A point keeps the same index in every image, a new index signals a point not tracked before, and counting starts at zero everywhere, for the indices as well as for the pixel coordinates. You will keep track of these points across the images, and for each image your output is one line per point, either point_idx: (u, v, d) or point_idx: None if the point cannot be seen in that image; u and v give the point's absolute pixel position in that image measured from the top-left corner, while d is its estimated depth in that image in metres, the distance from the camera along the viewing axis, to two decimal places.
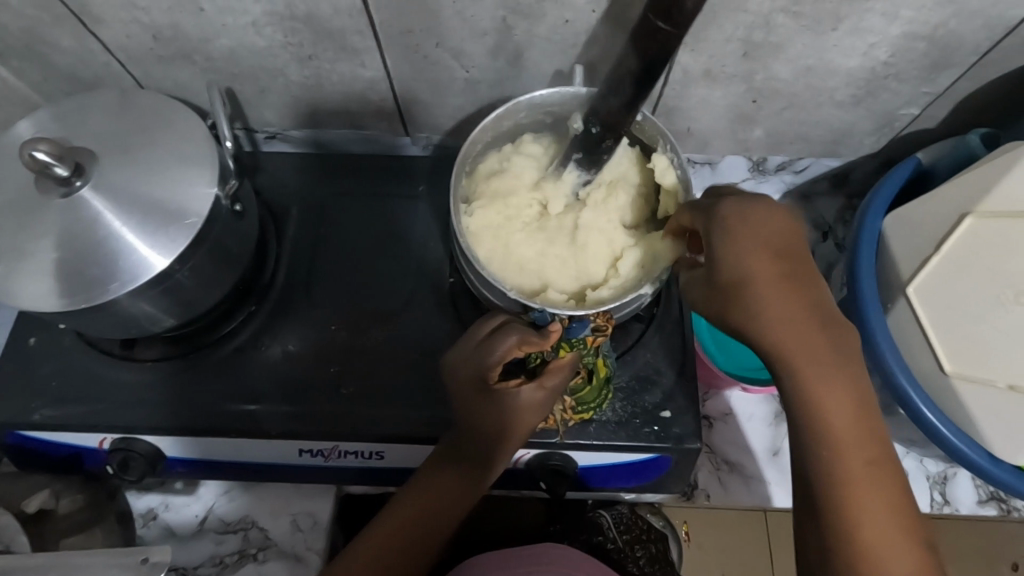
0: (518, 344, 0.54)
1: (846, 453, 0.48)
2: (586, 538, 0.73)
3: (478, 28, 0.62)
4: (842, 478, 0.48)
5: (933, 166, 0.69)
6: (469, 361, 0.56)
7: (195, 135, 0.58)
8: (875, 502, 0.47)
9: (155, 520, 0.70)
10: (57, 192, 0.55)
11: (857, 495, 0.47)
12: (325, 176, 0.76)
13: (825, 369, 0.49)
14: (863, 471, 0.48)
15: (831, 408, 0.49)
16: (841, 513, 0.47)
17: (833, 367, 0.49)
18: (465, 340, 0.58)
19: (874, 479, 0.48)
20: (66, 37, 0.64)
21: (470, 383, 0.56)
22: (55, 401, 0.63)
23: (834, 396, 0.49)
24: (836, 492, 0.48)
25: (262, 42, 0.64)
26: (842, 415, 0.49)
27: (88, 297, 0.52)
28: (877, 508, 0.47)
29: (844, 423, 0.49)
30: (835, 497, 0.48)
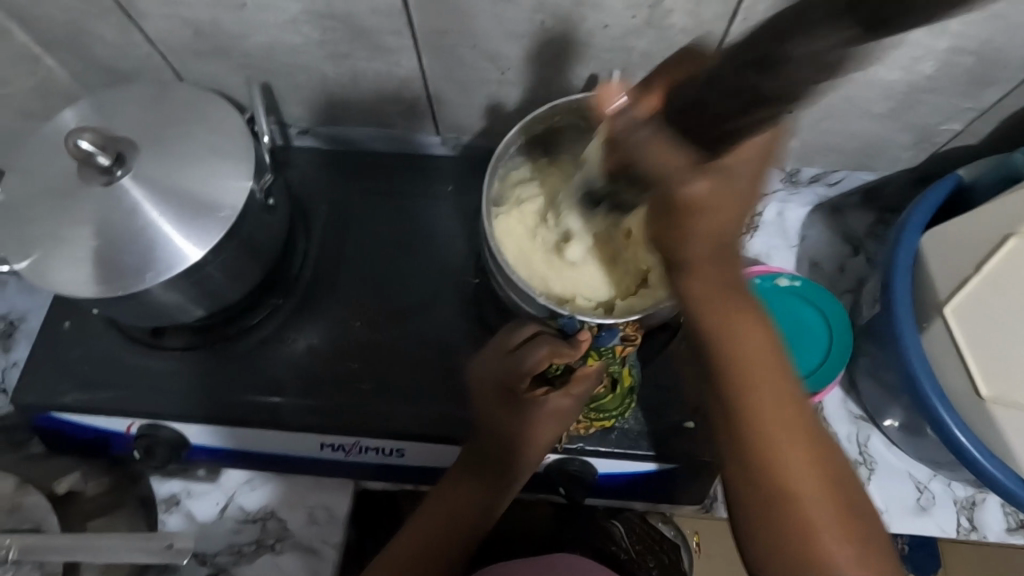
0: (548, 356, 0.54)
1: (788, 462, 0.45)
2: (596, 543, 0.73)
3: (514, 31, 0.62)
4: (785, 487, 0.45)
5: (973, 183, 0.67)
6: (497, 372, 0.58)
7: (232, 130, 0.58)
8: (822, 506, 0.45)
9: (178, 505, 0.71)
10: (99, 180, 0.56)
11: (802, 504, 0.44)
12: (354, 173, 0.76)
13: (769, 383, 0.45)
14: (806, 474, 0.45)
15: (769, 421, 0.45)
16: (796, 526, 0.44)
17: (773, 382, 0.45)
18: (489, 352, 0.59)
19: (819, 488, 0.45)
20: (110, 30, 0.66)
21: (497, 393, 0.57)
22: (85, 385, 0.64)
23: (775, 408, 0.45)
24: (777, 500, 0.45)
25: (299, 40, 0.65)
26: (784, 431, 0.45)
27: (123, 286, 0.53)
28: (819, 508, 0.45)
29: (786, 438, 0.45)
30: (777, 502, 0.45)
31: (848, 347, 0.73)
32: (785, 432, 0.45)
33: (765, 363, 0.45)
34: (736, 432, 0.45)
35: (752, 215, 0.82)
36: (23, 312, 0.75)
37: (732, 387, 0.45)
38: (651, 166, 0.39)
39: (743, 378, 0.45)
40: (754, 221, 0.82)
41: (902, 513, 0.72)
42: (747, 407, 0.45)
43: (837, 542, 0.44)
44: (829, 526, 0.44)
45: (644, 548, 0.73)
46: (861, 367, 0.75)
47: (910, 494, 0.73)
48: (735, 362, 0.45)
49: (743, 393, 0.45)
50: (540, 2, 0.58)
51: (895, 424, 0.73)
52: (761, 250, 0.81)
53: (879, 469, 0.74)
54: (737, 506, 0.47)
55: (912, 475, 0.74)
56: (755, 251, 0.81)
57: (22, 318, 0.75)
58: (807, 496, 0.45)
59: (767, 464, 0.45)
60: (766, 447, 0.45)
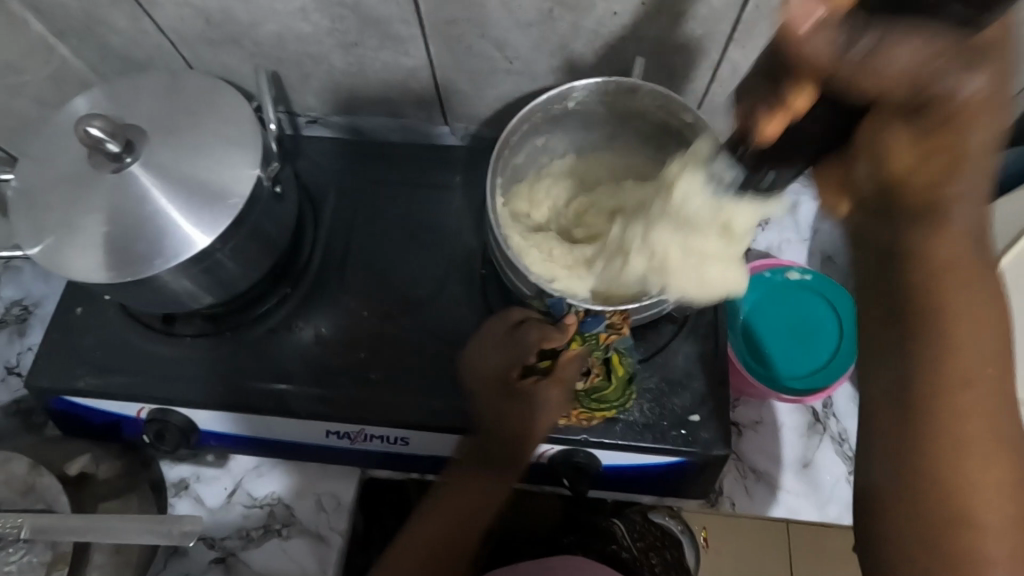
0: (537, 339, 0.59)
1: (963, 435, 0.41)
2: (600, 545, 0.72)
3: (523, 19, 0.61)
4: (941, 418, 0.41)
5: None
6: (479, 366, 0.62)
7: (242, 118, 0.59)
8: (992, 458, 0.40)
9: (187, 490, 0.72)
10: (109, 167, 0.56)
11: (967, 478, 0.41)
12: (364, 163, 0.76)
13: (972, 326, 0.41)
14: (980, 438, 0.41)
15: (970, 390, 0.41)
16: (954, 509, 0.41)
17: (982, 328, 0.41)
18: (479, 348, 0.63)
19: (983, 425, 0.41)
20: (122, 18, 0.66)
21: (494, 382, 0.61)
22: (97, 370, 0.65)
23: (978, 352, 0.41)
24: (940, 492, 0.41)
25: (308, 28, 0.65)
26: (980, 394, 0.41)
27: (135, 272, 0.54)
28: (989, 490, 0.40)
29: (978, 414, 0.41)
30: (939, 494, 0.41)
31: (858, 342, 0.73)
32: (974, 407, 0.41)
33: (975, 341, 0.41)
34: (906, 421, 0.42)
35: None
36: (39, 298, 0.76)
37: (921, 374, 0.41)
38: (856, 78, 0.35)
39: (935, 369, 0.41)
40: (766, 215, 0.81)
41: None
42: (959, 381, 0.41)
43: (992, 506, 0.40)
44: (988, 497, 0.40)
45: (647, 546, 0.73)
46: None
47: None
48: (937, 368, 0.41)
49: (939, 368, 0.41)
50: None
51: None
52: (771, 244, 0.81)
53: None
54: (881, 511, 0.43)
55: None
56: (765, 245, 0.81)
57: (38, 304, 0.76)
58: (975, 445, 0.40)
59: (943, 448, 0.41)
60: (917, 434, 0.41)
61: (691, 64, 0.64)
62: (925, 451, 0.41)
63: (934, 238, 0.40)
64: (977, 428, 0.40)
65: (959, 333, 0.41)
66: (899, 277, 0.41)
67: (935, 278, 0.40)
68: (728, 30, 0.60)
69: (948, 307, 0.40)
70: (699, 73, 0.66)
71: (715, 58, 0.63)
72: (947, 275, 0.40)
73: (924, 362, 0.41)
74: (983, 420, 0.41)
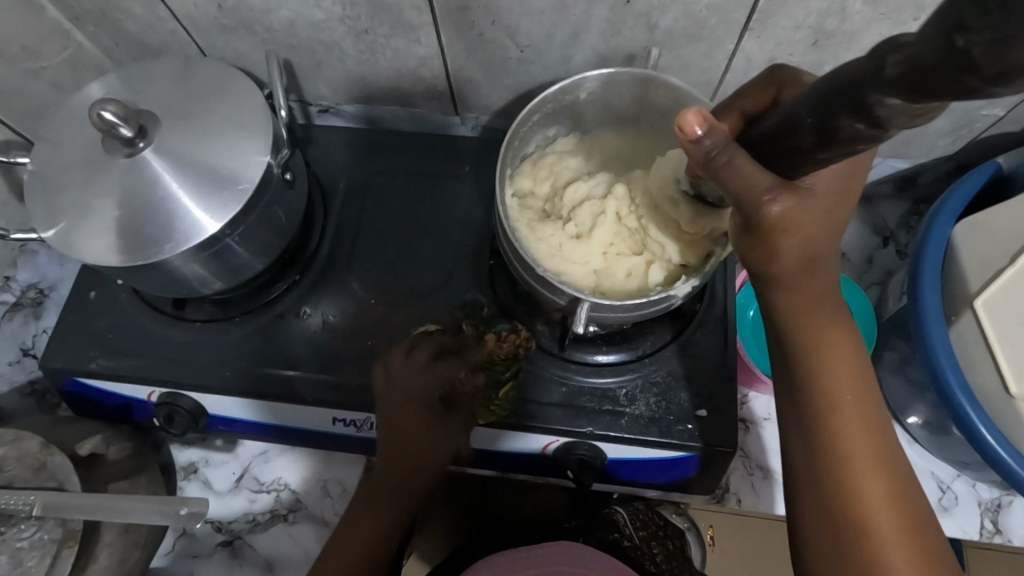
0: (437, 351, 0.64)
1: (852, 462, 0.47)
2: (600, 533, 0.69)
3: (534, 7, 0.60)
4: (840, 454, 0.47)
5: (1014, 172, 0.64)
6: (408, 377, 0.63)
7: (253, 104, 0.59)
8: (871, 474, 0.47)
9: (196, 473, 0.73)
10: (122, 152, 0.57)
11: (861, 491, 0.46)
12: (373, 152, 0.76)
13: (841, 361, 0.48)
14: (864, 457, 0.47)
15: (845, 416, 0.47)
16: (857, 526, 0.46)
17: (849, 364, 0.48)
18: (399, 357, 0.64)
19: (869, 451, 0.47)
20: (138, 5, 0.67)
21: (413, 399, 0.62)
22: (110, 352, 0.66)
23: (845, 383, 0.48)
24: (840, 504, 0.46)
25: (320, 15, 0.65)
26: (855, 419, 0.47)
27: (145, 255, 0.54)
28: (880, 508, 0.46)
29: (860, 442, 0.47)
30: (840, 512, 0.46)
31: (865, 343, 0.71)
32: (858, 438, 0.47)
33: (848, 383, 0.48)
34: (811, 450, 0.48)
35: None
36: (54, 281, 0.78)
37: (813, 415, 0.48)
38: (738, 179, 0.40)
39: (822, 410, 0.48)
40: None
41: None
42: (831, 409, 0.48)
43: (885, 516, 0.46)
44: (881, 507, 0.46)
45: (649, 535, 0.70)
46: (886, 362, 0.72)
47: (932, 494, 0.71)
48: (825, 405, 0.48)
49: (822, 408, 0.48)
50: None
51: (919, 422, 0.71)
52: None
53: None
54: (797, 530, 0.49)
55: (935, 475, 0.72)
56: None
57: (53, 287, 0.78)
58: (861, 462, 0.47)
59: (835, 467, 0.47)
60: (823, 463, 0.47)
61: (704, 55, 0.64)
62: (824, 476, 0.47)
63: (800, 306, 0.48)
64: (866, 456, 0.47)
65: (828, 369, 0.48)
66: (780, 332, 0.49)
67: (810, 332, 0.48)
68: (742, 19, 0.59)
69: (825, 359, 0.48)
70: (713, 63, 0.65)
71: (730, 48, 0.62)
72: (823, 330, 0.48)
73: (816, 402, 0.48)
74: (868, 450, 0.47)
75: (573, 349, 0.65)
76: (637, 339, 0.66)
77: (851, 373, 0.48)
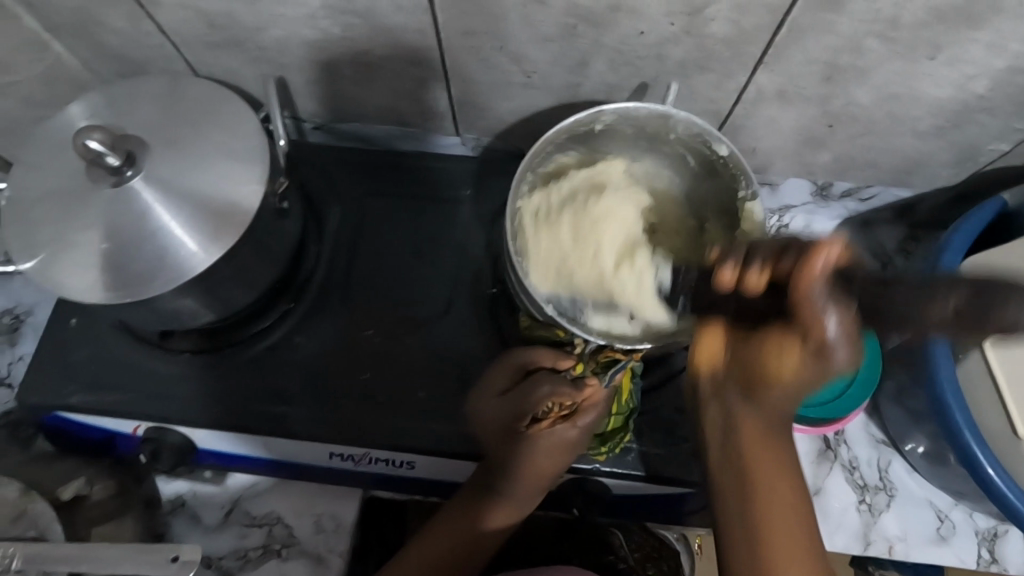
0: (549, 396, 0.56)
1: (773, 522, 0.53)
2: (596, 555, 0.71)
3: (543, 34, 0.58)
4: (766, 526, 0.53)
5: (1018, 208, 0.64)
6: (499, 412, 0.58)
7: (247, 130, 0.56)
8: (787, 532, 0.52)
9: (183, 506, 0.70)
10: (108, 180, 0.53)
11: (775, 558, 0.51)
12: (368, 173, 0.74)
13: (762, 456, 0.56)
14: (783, 518, 0.53)
15: (765, 479, 0.55)
16: None
17: (769, 455, 0.56)
18: (490, 397, 0.60)
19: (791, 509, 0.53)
20: (121, 19, 0.63)
21: (503, 426, 0.58)
22: (91, 385, 0.63)
23: (772, 474, 0.55)
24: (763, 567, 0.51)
25: (318, 35, 0.62)
26: (776, 480, 0.55)
27: (132, 293, 0.51)
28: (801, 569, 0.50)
29: (781, 502, 0.54)
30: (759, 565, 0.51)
31: (874, 386, 0.70)
32: (779, 500, 0.54)
33: (774, 460, 0.56)
34: (746, 514, 0.54)
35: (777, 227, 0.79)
36: (30, 305, 0.74)
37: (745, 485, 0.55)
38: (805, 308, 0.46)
39: (755, 474, 0.55)
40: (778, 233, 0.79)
41: (921, 542, 0.70)
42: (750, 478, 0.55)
43: (791, 571, 0.50)
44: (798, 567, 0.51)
45: (644, 557, 0.71)
46: (886, 391, 0.72)
47: (930, 523, 0.71)
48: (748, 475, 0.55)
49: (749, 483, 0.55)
50: (573, 5, 0.55)
51: (918, 451, 0.71)
52: None
53: (899, 496, 0.72)
54: None
55: (933, 503, 0.72)
56: None
57: (29, 311, 0.74)
58: (777, 526, 0.52)
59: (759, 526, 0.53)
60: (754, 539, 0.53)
61: (714, 84, 0.62)
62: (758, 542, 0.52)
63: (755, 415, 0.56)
64: (789, 516, 0.53)
65: (754, 465, 0.55)
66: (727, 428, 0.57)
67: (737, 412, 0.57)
68: (757, 52, 0.57)
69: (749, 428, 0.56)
70: (723, 94, 0.63)
71: (741, 80, 0.61)
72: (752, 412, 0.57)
73: (739, 469, 0.55)
74: (786, 509, 0.53)
75: None
76: (644, 372, 0.65)
77: (773, 448, 0.56)
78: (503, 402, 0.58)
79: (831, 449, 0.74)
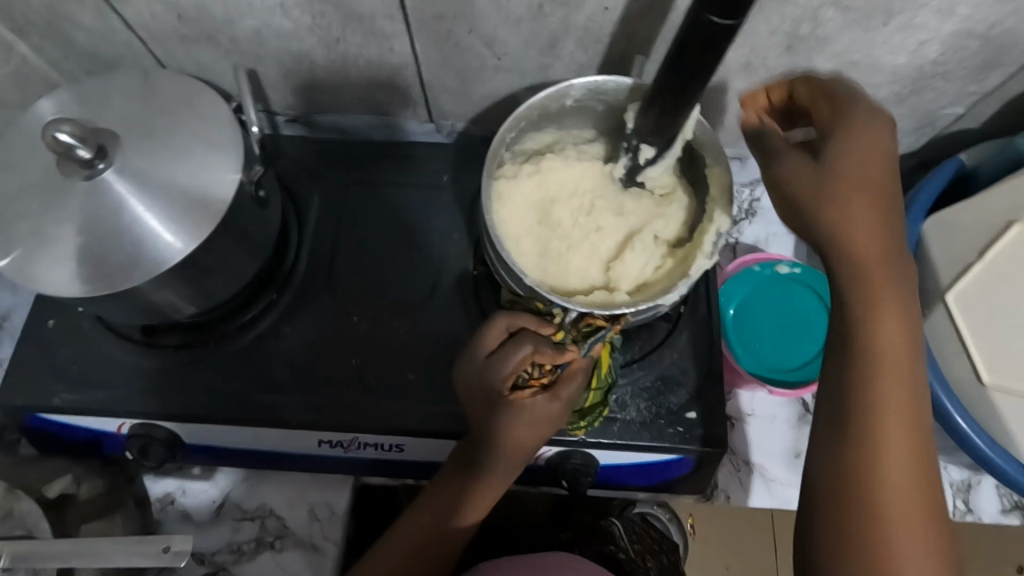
0: (530, 357, 0.53)
1: (886, 455, 0.43)
2: (598, 545, 0.72)
3: (512, 16, 0.59)
4: (870, 460, 0.43)
5: (975, 169, 0.67)
6: (481, 379, 0.54)
7: (221, 118, 0.56)
8: (905, 469, 0.43)
9: (173, 504, 0.70)
10: (80, 175, 0.53)
11: (881, 492, 0.43)
12: (346, 162, 0.74)
13: (894, 394, 0.44)
14: (897, 458, 0.43)
15: (885, 411, 0.44)
16: (874, 514, 0.43)
17: (903, 398, 0.44)
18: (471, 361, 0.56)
19: (907, 442, 0.44)
20: (88, 15, 0.63)
21: (484, 396, 0.55)
22: (76, 384, 0.63)
23: (890, 405, 0.44)
24: (868, 508, 0.43)
25: (288, 25, 0.62)
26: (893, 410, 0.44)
27: (111, 285, 0.51)
28: (903, 502, 0.43)
29: (900, 434, 0.44)
30: (869, 504, 0.43)
31: None
32: (894, 427, 0.44)
33: (892, 384, 0.45)
34: (847, 451, 0.44)
35: (750, 201, 0.83)
36: (6, 310, 0.73)
37: (864, 431, 0.44)
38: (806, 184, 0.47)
39: (865, 405, 0.44)
40: (751, 208, 0.83)
41: None
42: (871, 417, 0.44)
43: (910, 510, 0.43)
44: (900, 503, 0.43)
45: (643, 549, 0.74)
46: None
47: None
48: (866, 400, 0.44)
49: (867, 415, 0.44)
50: None
51: None
52: (759, 236, 0.82)
53: None
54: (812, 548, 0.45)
55: None
56: (752, 237, 0.82)
57: (6, 317, 0.73)
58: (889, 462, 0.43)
59: (863, 464, 0.44)
60: (849, 476, 0.44)
61: None
62: (862, 476, 0.43)
63: (869, 287, 0.45)
64: (902, 449, 0.44)
65: (877, 391, 0.44)
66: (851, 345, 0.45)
67: (874, 321, 0.45)
68: None
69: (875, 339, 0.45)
70: None
71: None
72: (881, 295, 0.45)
73: (858, 394, 0.44)
74: (902, 439, 0.44)
75: None
76: (626, 344, 0.66)
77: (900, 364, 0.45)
78: (478, 369, 0.54)
79: (810, 412, 0.76)
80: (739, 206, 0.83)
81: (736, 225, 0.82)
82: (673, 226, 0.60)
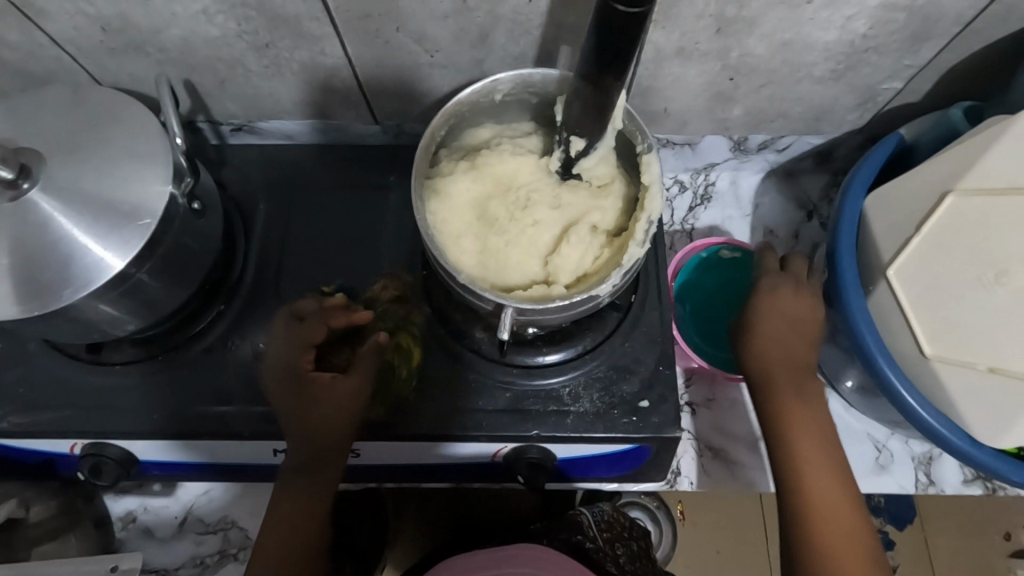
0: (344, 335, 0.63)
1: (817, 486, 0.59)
2: (565, 534, 0.72)
3: (438, 11, 0.59)
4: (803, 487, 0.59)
5: (915, 142, 0.67)
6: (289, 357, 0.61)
7: (148, 131, 0.56)
8: (837, 501, 0.58)
9: (135, 522, 0.70)
10: (5, 195, 0.52)
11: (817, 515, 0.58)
12: (291, 168, 0.73)
13: (812, 436, 0.61)
14: (824, 485, 0.59)
15: (806, 451, 0.61)
16: (812, 532, 0.58)
17: (818, 438, 0.61)
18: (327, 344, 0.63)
19: (829, 474, 0.60)
20: (11, 32, 0.62)
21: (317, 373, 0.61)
22: (23, 407, 0.62)
23: (809, 445, 0.61)
24: (808, 528, 0.58)
25: (214, 31, 0.62)
26: (813, 448, 0.61)
27: (42, 304, 0.51)
28: (834, 522, 0.58)
29: (821, 467, 0.60)
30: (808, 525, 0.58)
31: None
32: (815, 457, 0.61)
33: (810, 430, 0.62)
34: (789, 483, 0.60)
35: (704, 185, 0.84)
36: None
37: (789, 467, 0.60)
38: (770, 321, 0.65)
39: (791, 446, 0.61)
40: (707, 191, 0.84)
41: (863, 475, 0.73)
42: (793, 456, 0.61)
43: (842, 527, 0.57)
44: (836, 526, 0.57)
45: (613, 536, 0.74)
46: None
47: (869, 454, 0.74)
48: (790, 441, 0.61)
49: (794, 453, 0.61)
50: None
51: (853, 386, 0.73)
52: (715, 220, 0.83)
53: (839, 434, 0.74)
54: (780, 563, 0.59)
55: (871, 435, 0.75)
56: (708, 221, 0.83)
57: None
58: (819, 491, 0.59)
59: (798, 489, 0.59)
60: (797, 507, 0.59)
61: None
62: (803, 505, 0.59)
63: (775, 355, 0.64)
64: (828, 478, 0.60)
65: (795, 432, 0.62)
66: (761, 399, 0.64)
67: (779, 390, 0.63)
68: None
69: (786, 398, 0.63)
70: None
71: None
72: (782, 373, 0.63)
73: (781, 431, 0.62)
74: (828, 473, 0.60)
75: (514, 354, 0.64)
76: (578, 336, 0.65)
77: (810, 414, 0.62)
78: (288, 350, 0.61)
79: None
80: (695, 191, 0.83)
81: (692, 210, 0.83)
82: (611, 216, 0.60)
